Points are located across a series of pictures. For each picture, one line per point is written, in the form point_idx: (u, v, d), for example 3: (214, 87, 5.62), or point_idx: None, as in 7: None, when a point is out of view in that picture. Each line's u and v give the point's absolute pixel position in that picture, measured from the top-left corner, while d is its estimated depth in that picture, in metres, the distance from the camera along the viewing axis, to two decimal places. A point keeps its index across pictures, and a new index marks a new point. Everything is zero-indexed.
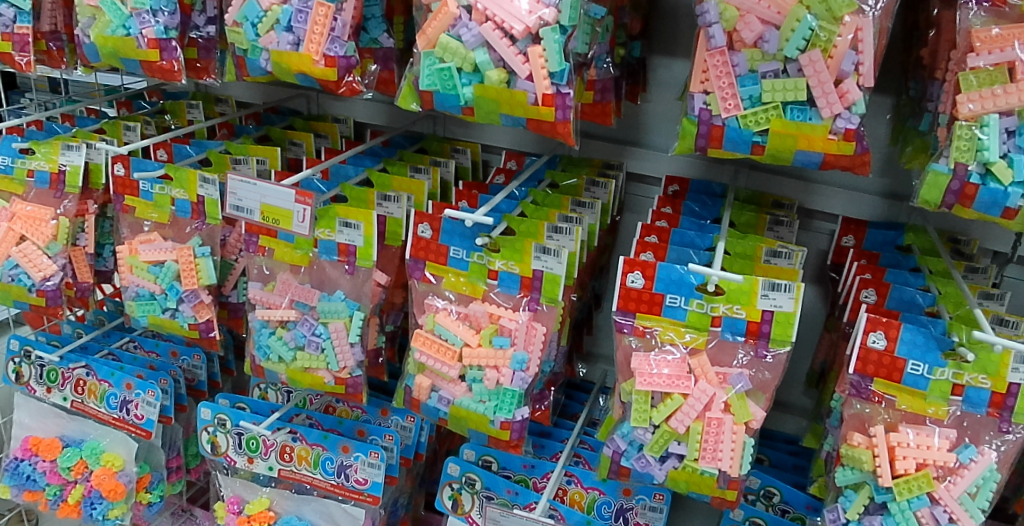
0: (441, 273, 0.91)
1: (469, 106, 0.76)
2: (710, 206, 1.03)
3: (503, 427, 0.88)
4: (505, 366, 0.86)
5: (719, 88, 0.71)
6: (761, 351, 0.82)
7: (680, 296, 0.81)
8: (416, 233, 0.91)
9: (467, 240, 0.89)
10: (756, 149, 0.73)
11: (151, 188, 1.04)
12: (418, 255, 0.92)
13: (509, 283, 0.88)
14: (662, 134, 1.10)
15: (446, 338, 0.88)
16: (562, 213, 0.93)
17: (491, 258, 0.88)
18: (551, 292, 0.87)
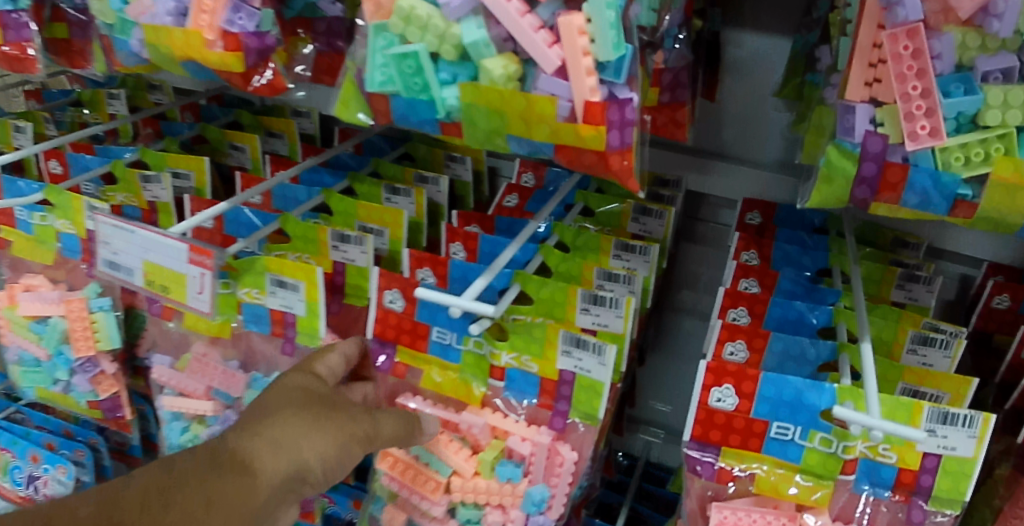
0: (421, 365, 0.63)
1: (452, 121, 0.45)
2: (813, 249, 0.69)
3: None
4: (514, 507, 0.58)
5: (903, 96, 0.44)
6: (917, 513, 0.52)
7: (794, 426, 0.52)
8: (382, 303, 0.62)
9: (459, 320, 0.59)
10: (961, 205, 0.45)
11: (29, 216, 0.75)
12: (386, 336, 0.63)
13: (523, 387, 0.60)
14: (739, 145, 0.77)
15: (428, 461, 0.59)
16: (602, 268, 0.62)
17: (495, 348, 0.60)
18: (584, 409, 0.58)
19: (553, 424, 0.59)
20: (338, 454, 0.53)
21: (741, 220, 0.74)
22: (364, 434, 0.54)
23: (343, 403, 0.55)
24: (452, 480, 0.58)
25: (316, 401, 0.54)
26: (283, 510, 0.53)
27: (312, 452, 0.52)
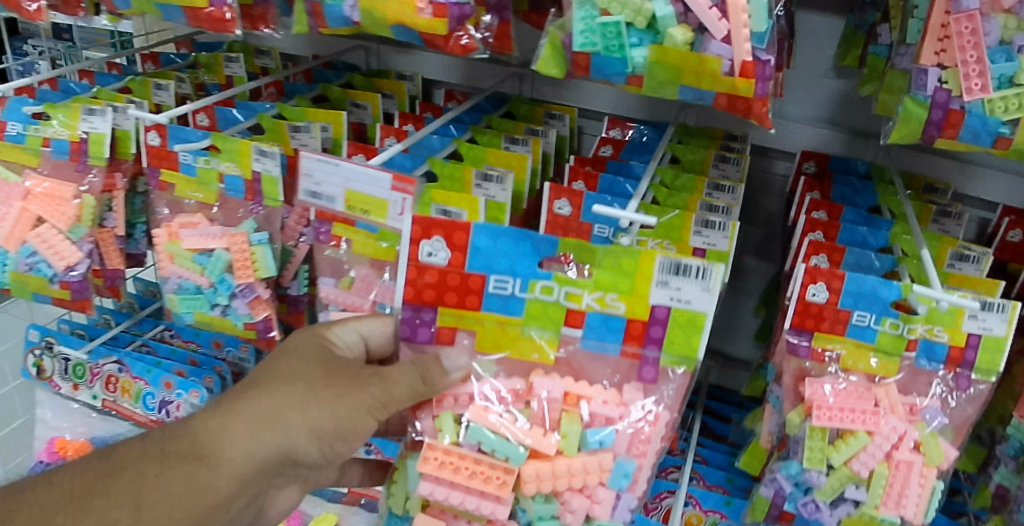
0: (470, 322, 0.64)
1: (637, 75, 0.61)
2: (863, 189, 0.88)
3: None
4: (600, 487, 0.60)
5: (963, 62, 0.60)
6: (962, 380, 0.71)
7: (871, 314, 0.71)
8: (422, 257, 0.62)
9: (522, 265, 0.63)
10: (1000, 141, 0.62)
11: (194, 160, 0.86)
12: (422, 299, 0.64)
13: (608, 338, 0.64)
14: (805, 103, 0.96)
15: (493, 450, 0.59)
16: (705, 202, 0.80)
17: (578, 289, 0.63)
18: (676, 353, 0.63)
19: (635, 375, 0.65)
20: (330, 427, 0.61)
21: (800, 168, 0.93)
22: (375, 401, 0.61)
23: (356, 373, 0.63)
24: (524, 469, 0.59)
25: (314, 378, 0.62)
26: (293, 469, 0.64)
27: (294, 431, 0.60)
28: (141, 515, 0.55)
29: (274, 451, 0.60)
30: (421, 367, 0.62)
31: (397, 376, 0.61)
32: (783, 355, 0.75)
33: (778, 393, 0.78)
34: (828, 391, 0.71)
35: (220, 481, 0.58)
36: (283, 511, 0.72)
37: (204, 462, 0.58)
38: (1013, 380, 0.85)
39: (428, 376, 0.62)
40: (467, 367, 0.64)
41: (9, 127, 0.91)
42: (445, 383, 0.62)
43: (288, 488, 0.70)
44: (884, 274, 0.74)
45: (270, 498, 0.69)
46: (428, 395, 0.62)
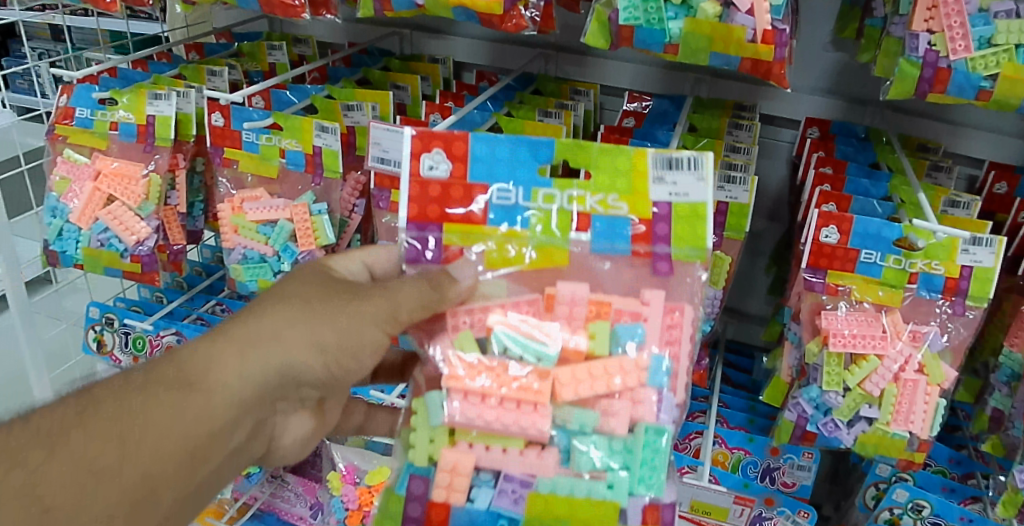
0: (475, 234, 0.66)
1: (674, 43, 0.70)
2: (863, 149, 1.00)
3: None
4: (640, 388, 0.61)
5: (949, 27, 0.71)
6: (958, 308, 0.80)
7: (877, 251, 0.81)
8: (423, 169, 0.65)
9: (522, 172, 0.66)
10: (981, 94, 0.73)
11: (257, 138, 0.95)
12: (426, 215, 0.66)
13: (617, 240, 0.65)
14: (809, 74, 1.06)
15: (524, 354, 0.61)
16: (725, 165, 0.89)
17: (581, 192, 0.65)
18: (688, 246, 0.65)
19: (647, 275, 0.65)
20: (332, 341, 0.61)
21: (804, 134, 1.04)
22: (384, 313, 0.62)
23: (360, 288, 0.63)
24: (559, 371, 0.61)
25: (312, 296, 0.61)
26: (293, 389, 0.62)
27: (294, 348, 0.59)
28: (128, 447, 0.52)
29: (271, 372, 0.59)
30: (431, 277, 0.63)
31: (405, 288, 0.62)
32: (801, 292, 0.85)
33: (796, 330, 0.87)
34: (842, 322, 0.81)
35: (215, 408, 0.56)
36: (289, 451, 0.72)
37: (196, 390, 0.55)
38: (1005, 315, 0.94)
39: (438, 284, 0.63)
40: (474, 281, 0.65)
41: (78, 111, 0.99)
42: (455, 290, 0.64)
43: (292, 420, 0.70)
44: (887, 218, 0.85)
45: (275, 431, 0.69)
46: (439, 302, 0.63)
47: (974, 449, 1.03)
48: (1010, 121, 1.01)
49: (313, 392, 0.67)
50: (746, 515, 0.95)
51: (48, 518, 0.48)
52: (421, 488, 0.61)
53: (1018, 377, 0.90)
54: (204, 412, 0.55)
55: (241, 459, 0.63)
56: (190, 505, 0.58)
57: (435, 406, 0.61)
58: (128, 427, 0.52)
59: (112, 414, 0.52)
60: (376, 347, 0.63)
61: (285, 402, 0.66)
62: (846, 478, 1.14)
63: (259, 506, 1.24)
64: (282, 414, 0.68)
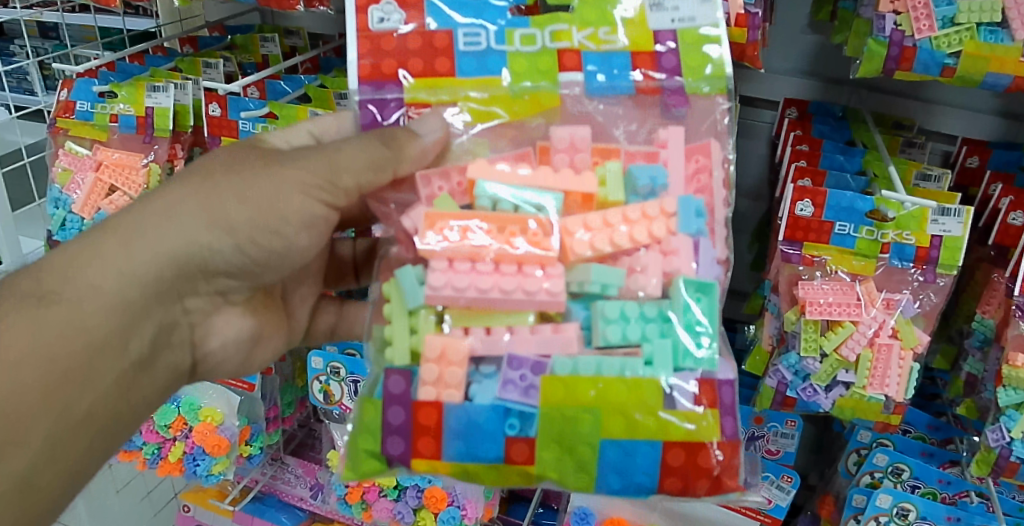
0: (450, 83, 0.67)
1: None
2: (839, 129, 1.04)
3: (697, 403, 0.61)
4: (672, 237, 0.62)
5: (914, 8, 0.75)
6: (929, 276, 0.84)
7: (850, 224, 0.85)
8: (374, 21, 0.67)
9: (490, 17, 0.68)
10: (946, 71, 0.76)
11: (253, 127, 0.97)
12: (382, 73, 0.67)
13: (617, 78, 0.67)
14: (786, 57, 1.10)
15: (522, 205, 0.62)
16: None
17: (562, 30, 0.67)
18: (699, 78, 0.67)
19: (659, 109, 0.68)
20: (242, 220, 0.62)
21: (784, 114, 1.07)
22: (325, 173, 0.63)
23: (289, 157, 0.64)
24: (567, 220, 0.61)
25: (216, 170, 0.63)
26: (190, 277, 0.64)
27: (186, 236, 0.61)
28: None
29: (162, 265, 0.60)
30: (384, 134, 0.63)
31: (348, 151, 0.63)
32: (780, 264, 0.89)
33: (776, 301, 0.91)
34: (817, 293, 0.84)
35: (85, 316, 0.56)
36: (224, 355, 0.75)
37: (61, 302, 0.56)
38: (978, 284, 0.98)
39: (392, 140, 0.63)
40: (443, 133, 0.65)
41: (79, 104, 1.02)
42: (416, 146, 0.63)
43: (220, 322, 0.73)
44: (861, 191, 0.90)
45: (198, 333, 0.71)
46: (394, 159, 0.63)
47: (953, 415, 1.05)
48: (982, 98, 1.05)
49: (231, 282, 0.69)
50: None
51: None
52: (399, 387, 0.61)
53: (989, 342, 0.93)
54: (74, 322, 0.56)
55: (143, 366, 0.63)
56: (83, 431, 0.58)
57: (413, 284, 0.60)
58: None
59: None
60: (307, 221, 0.65)
61: (193, 301, 0.68)
62: (830, 447, 1.17)
63: (259, 488, 1.29)
64: (203, 317, 0.70)
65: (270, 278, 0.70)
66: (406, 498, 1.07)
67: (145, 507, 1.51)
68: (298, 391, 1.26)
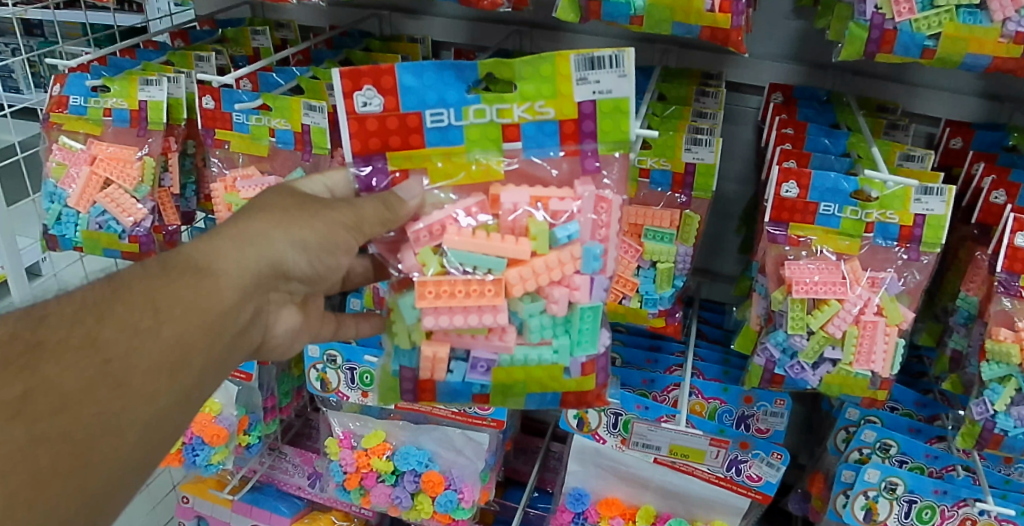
0: (418, 161, 0.73)
1: (639, 15, 0.78)
2: (823, 113, 1.06)
3: (586, 376, 0.73)
4: (576, 274, 0.70)
5: None
6: (913, 254, 0.86)
7: (835, 204, 0.87)
8: (356, 103, 0.72)
9: (449, 94, 0.72)
10: (926, 53, 0.78)
11: (247, 119, 1.00)
12: (369, 148, 0.73)
13: (547, 142, 0.73)
14: (771, 42, 1.11)
15: (476, 268, 0.68)
16: (691, 135, 0.94)
17: (506, 105, 0.72)
18: (615, 141, 0.72)
19: (579, 168, 0.73)
20: (313, 239, 0.68)
21: (770, 98, 1.09)
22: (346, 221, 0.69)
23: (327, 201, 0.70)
24: (507, 274, 0.67)
25: (288, 206, 0.68)
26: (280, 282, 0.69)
27: (280, 243, 0.66)
28: (163, 312, 0.58)
29: (267, 262, 0.66)
30: (382, 197, 0.70)
31: (366, 206, 0.69)
32: (767, 245, 0.91)
33: (763, 282, 0.93)
34: (803, 273, 0.86)
35: (226, 286, 0.63)
36: (282, 343, 0.77)
37: (208, 273, 0.62)
38: (961, 263, 1.00)
39: (390, 204, 0.70)
40: (422, 196, 0.73)
41: (72, 100, 1.03)
42: (405, 210, 0.71)
43: (283, 314, 0.75)
44: (845, 172, 0.93)
45: (270, 324, 0.74)
46: (394, 221, 0.70)
47: (939, 391, 1.08)
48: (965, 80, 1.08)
49: (300, 286, 0.72)
50: (722, 457, 1.01)
51: (111, 366, 0.53)
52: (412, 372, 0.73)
53: (973, 318, 0.95)
54: (216, 292, 0.62)
55: (249, 343, 0.68)
56: (219, 376, 0.62)
57: (408, 308, 0.69)
58: (150, 304, 0.57)
59: (144, 289, 0.58)
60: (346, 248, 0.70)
61: (276, 296, 0.71)
62: (818, 426, 1.20)
63: (258, 478, 1.30)
64: (275, 308, 0.73)
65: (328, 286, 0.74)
66: (404, 483, 1.09)
67: (144, 498, 1.52)
68: (295, 381, 1.27)
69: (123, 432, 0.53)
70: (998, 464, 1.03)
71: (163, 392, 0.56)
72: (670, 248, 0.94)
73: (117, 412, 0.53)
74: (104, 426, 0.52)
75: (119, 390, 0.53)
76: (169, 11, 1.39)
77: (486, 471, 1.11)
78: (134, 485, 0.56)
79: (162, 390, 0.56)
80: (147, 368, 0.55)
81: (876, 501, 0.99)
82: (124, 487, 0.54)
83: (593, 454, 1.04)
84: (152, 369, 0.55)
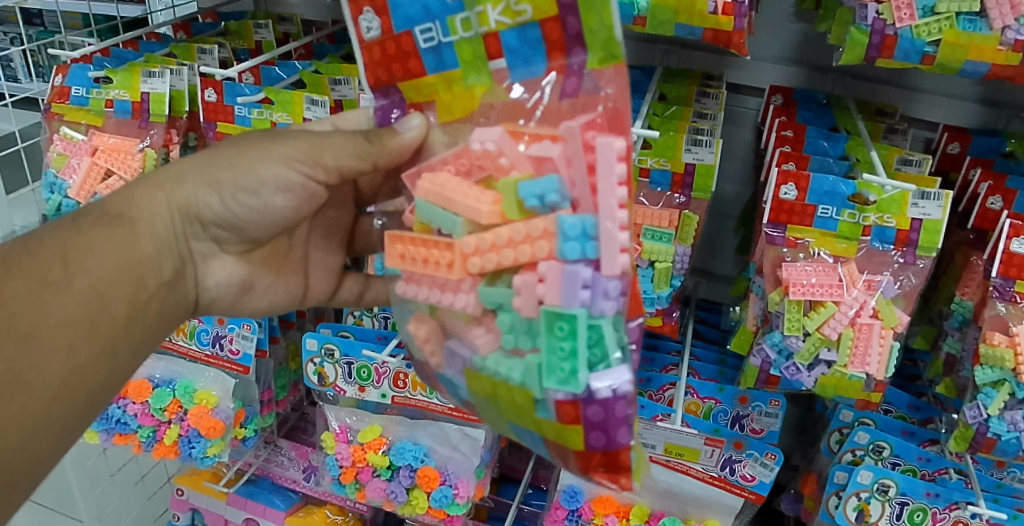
0: (429, 94, 0.67)
1: (642, 16, 0.78)
2: (822, 116, 1.07)
3: (565, 418, 0.57)
4: (546, 260, 0.54)
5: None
6: (909, 257, 0.87)
7: (832, 207, 0.88)
8: (361, 27, 0.67)
9: (434, 5, 0.63)
10: (926, 59, 0.78)
11: (249, 112, 1.00)
12: (380, 81, 0.69)
13: (531, 56, 0.62)
14: (772, 45, 1.13)
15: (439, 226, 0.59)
16: (691, 137, 0.95)
17: (482, 10, 0.62)
18: (601, 48, 0.59)
19: (567, 89, 0.61)
20: (228, 178, 0.70)
21: (769, 100, 1.10)
22: (292, 153, 0.70)
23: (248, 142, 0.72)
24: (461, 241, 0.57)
25: (208, 150, 0.73)
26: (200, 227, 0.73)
27: (191, 185, 0.70)
28: (74, 265, 0.61)
29: (176, 208, 0.70)
30: (367, 132, 0.68)
31: (333, 140, 0.69)
32: (764, 247, 0.92)
33: (760, 283, 0.94)
34: (799, 274, 0.87)
35: (141, 237, 0.68)
36: (219, 296, 0.80)
37: (122, 222, 0.67)
38: (957, 267, 1.01)
39: (374, 137, 0.67)
40: (424, 130, 0.67)
41: (74, 90, 1.03)
42: (394, 142, 0.66)
43: (214, 266, 0.78)
44: (843, 175, 0.94)
45: (198, 276, 0.77)
46: (375, 153, 0.67)
47: (933, 395, 1.09)
48: (963, 85, 1.09)
49: (224, 233, 0.75)
50: (716, 457, 1.02)
51: (18, 319, 0.57)
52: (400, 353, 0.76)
53: (968, 322, 0.96)
54: (130, 242, 0.66)
55: (174, 294, 0.72)
56: (140, 326, 0.67)
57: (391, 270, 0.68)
58: (66, 255, 0.61)
59: (55, 245, 0.62)
60: (282, 185, 0.71)
61: (201, 246, 0.75)
62: (812, 427, 1.20)
63: (253, 471, 1.30)
64: (203, 259, 0.76)
65: (257, 233, 0.76)
66: (399, 477, 1.09)
67: (138, 491, 1.53)
68: (292, 374, 1.28)
69: (40, 382, 0.57)
70: (990, 468, 1.04)
71: (79, 342, 0.60)
72: (668, 248, 0.94)
73: (28, 365, 0.56)
74: (24, 374, 0.56)
75: (34, 340, 0.57)
76: (172, 3, 1.37)
77: (482, 466, 1.12)
78: (66, 431, 0.60)
79: (80, 335, 0.60)
80: (60, 320, 0.59)
81: (868, 503, 1.00)
82: (52, 432, 0.58)
83: None
84: (64, 320, 0.59)
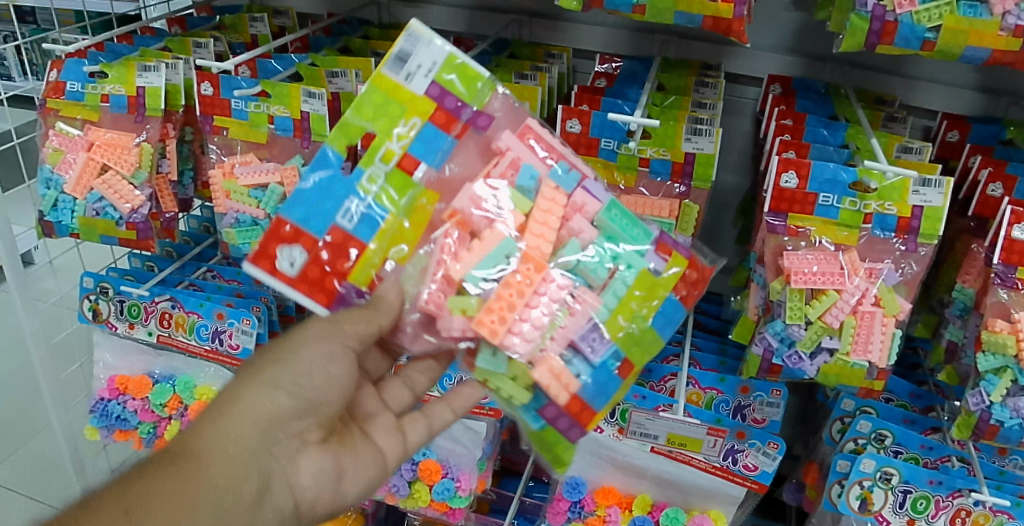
0: (387, 255, 0.73)
1: (641, 4, 0.78)
2: (822, 105, 1.06)
3: (666, 254, 0.73)
4: (573, 197, 0.71)
5: None
6: (911, 245, 0.87)
7: (833, 195, 0.88)
8: (286, 267, 0.71)
9: (338, 189, 0.73)
10: (927, 45, 0.78)
11: (245, 106, 0.99)
12: (327, 285, 0.72)
13: (438, 145, 0.73)
14: (771, 34, 1.12)
15: (497, 262, 0.68)
16: (690, 126, 0.94)
17: (384, 149, 0.73)
18: (473, 95, 0.74)
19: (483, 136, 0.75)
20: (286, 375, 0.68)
21: (768, 89, 1.10)
22: (325, 325, 0.70)
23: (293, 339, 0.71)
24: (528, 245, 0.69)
25: (262, 360, 0.71)
26: (279, 433, 0.68)
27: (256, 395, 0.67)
28: (134, 511, 0.57)
29: (248, 421, 0.66)
30: (359, 307, 0.71)
31: (342, 311, 0.71)
32: (765, 236, 0.91)
33: (761, 273, 0.94)
34: (801, 262, 0.86)
35: (209, 462, 0.62)
36: (320, 494, 0.70)
37: (188, 456, 0.62)
38: (957, 255, 1.01)
39: (373, 304, 0.70)
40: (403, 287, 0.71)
41: (69, 85, 1.02)
42: (389, 294, 0.70)
43: (304, 463, 0.69)
44: (844, 163, 0.93)
45: (293, 480, 0.68)
46: (377, 310, 0.70)
47: (934, 383, 1.09)
48: (962, 73, 1.09)
49: (303, 424, 0.69)
50: (718, 447, 1.01)
51: None
52: (553, 412, 0.69)
53: (969, 310, 0.95)
54: (204, 469, 0.62)
55: (264, 510, 0.65)
56: None
57: (492, 359, 0.68)
58: (131, 501, 0.57)
59: (116, 496, 0.58)
60: (328, 356, 0.69)
61: (280, 446, 0.67)
62: (813, 417, 1.20)
63: None
64: (290, 462, 0.68)
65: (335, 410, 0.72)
66: (401, 471, 1.08)
67: None
68: None
69: None
70: (992, 455, 1.04)
71: None
72: None
73: None
74: None
75: None
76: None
77: (484, 459, 1.11)
78: None
79: None
80: None
81: (871, 491, 1.00)
82: None
83: (591, 444, 1.04)
84: None
